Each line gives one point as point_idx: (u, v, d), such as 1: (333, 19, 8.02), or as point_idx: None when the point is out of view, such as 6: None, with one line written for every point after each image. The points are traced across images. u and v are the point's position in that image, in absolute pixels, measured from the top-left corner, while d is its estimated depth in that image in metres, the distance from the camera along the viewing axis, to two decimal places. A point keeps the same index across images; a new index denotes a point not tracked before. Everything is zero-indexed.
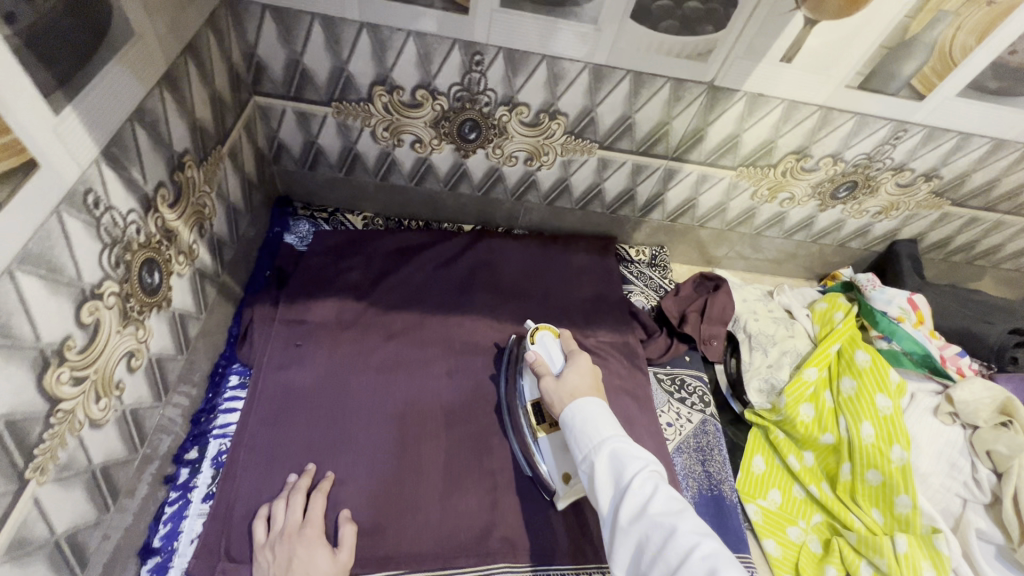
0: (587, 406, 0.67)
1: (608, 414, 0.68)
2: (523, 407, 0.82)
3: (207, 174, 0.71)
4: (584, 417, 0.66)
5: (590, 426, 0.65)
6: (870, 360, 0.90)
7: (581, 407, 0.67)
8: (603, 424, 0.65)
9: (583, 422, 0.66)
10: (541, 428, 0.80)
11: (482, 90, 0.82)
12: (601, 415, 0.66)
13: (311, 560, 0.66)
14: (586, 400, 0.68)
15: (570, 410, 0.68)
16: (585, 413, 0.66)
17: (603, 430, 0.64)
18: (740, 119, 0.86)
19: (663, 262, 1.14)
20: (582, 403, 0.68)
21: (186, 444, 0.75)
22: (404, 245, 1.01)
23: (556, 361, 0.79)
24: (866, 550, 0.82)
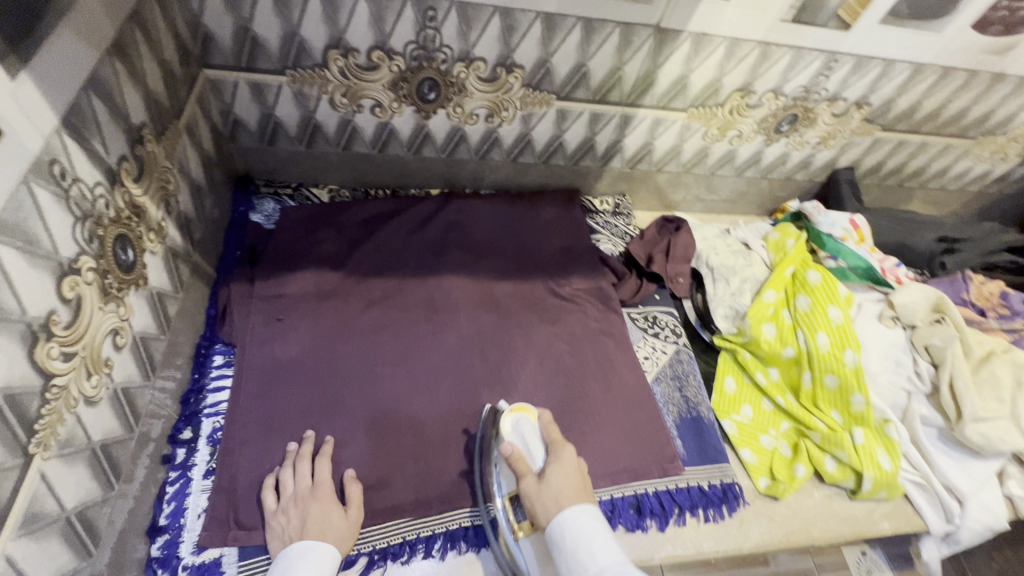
0: (579, 519, 0.63)
1: (603, 533, 0.63)
2: (500, 501, 0.76)
3: (165, 150, 0.69)
4: (576, 538, 0.62)
5: (584, 552, 0.60)
6: (821, 278, 0.98)
7: (574, 521, 0.63)
8: (599, 549, 0.60)
9: (576, 543, 0.61)
10: (520, 528, 0.74)
11: (438, 47, 0.83)
12: (596, 536, 0.62)
13: (325, 517, 0.69)
14: (574, 513, 0.64)
15: (558, 525, 0.64)
16: (577, 533, 0.62)
17: (597, 559, 0.59)
18: (687, 60, 0.90)
19: (627, 210, 1.18)
20: (572, 517, 0.64)
21: (179, 424, 0.75)
22: (373, 213, 1.01)
23: (536, 455, 0.77)
24: (830, 446, 0.91)
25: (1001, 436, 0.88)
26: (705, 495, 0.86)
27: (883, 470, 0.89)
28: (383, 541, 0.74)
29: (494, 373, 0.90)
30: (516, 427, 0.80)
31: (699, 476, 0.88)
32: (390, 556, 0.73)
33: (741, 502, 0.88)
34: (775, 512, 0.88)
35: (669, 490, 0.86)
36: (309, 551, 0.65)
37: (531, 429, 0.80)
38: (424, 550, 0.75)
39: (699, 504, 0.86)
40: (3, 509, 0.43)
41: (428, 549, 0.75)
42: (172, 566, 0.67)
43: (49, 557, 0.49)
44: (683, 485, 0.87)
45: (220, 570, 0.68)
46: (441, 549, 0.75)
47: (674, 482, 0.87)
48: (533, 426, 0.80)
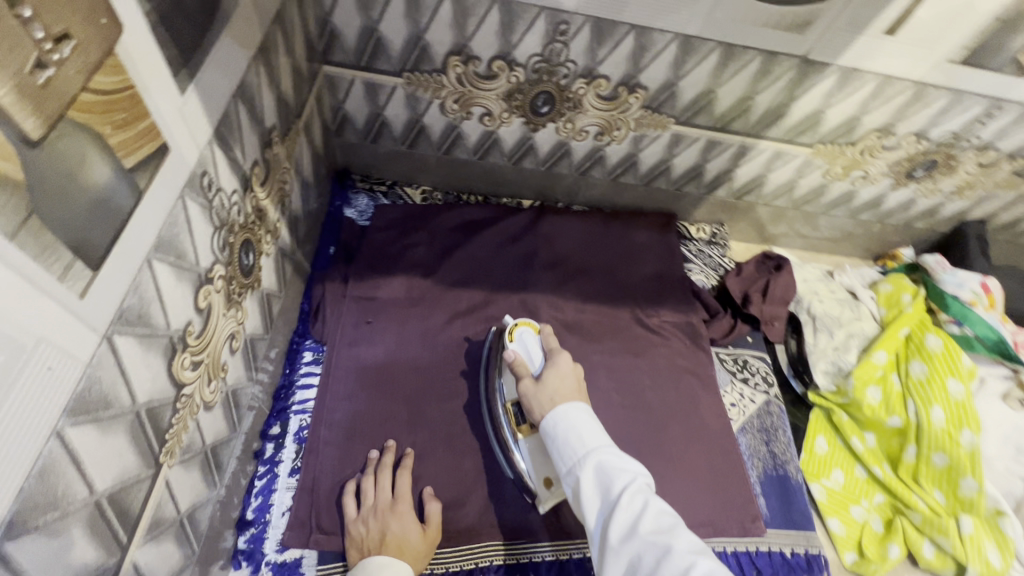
0: (573, 414, 0.63)
1: (594, 420, 0.63)
2: (502, 404, 0.76)
3: (287, 149, 0.69)
4: (569, 429, 0.62)
5: (575, 437, 0.61)
6: (941, 345, 0.90)
7: (566, 417, 0.62)
8: (589, 435, 0.61)
9: (568, 433, 0.61)
10: (520, 430, 0.73)
11: (562, 61, 0.78)
12: (587, 424, 0.62)
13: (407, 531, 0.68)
14: (568, 407, 0.63)
15: (552, 420, 0.63)
16: (570, 422, 0.62)
17: (588, 441, 0.60)
18: (828, 95, 0.82)
19: (723, 240, 1.12)
20: (565, 412, 0.63)
21: (270, 419, 0.77)
22: (464, 221, 0.99)
23: (535, 359, 0.74)
24: (931, 530, 0.84)
25: None
26: (787, 563, 0.81)
27: (992, 567, 0.80)
28: (456, 564, 0.73)
29: None
30: (520, 338, 0.77)
31: (782, 540, 0.83)
32: None
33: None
34: None
35: (749, 552, 0.81)
36: (382, 566, 0.64)
37: (533, 339, 0.77)
38: None
39: (779, 571, 0.81)
40: (136, 517, 0.44)
41: None
42: (257, 561, 0.69)
43: (164, 558, 0.50)
44: (764, 549, 0.82)
45: (300, 571, 0.70)
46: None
47: (754, 543, 0.82)
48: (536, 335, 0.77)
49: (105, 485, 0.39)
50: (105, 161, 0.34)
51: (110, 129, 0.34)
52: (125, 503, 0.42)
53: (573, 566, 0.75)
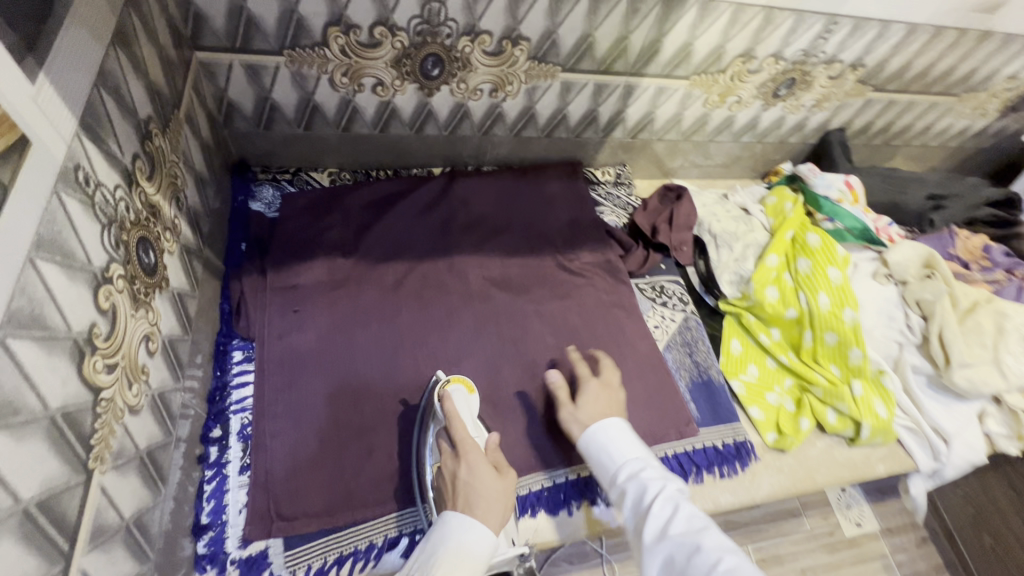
0: (609, 431, 0.77)
1: (631, 438, 0.77)
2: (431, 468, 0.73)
3: (171, 142, 0.66)
4: (602, 446, 0.76)
5: (611, 452, 0.75)
6: (820, 240, 1.03)
7: (600, 432, 0.77)
8: (620, 447, 0.76)
9: (605, 447, 0.76)
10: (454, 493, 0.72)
11: (443, 20, 0.79)
12: (618, 438, 0.76)
13: (478, 476, 0.66)
14: (606, 424, 0.78)
15: (589, 436, 0.78)
16: (603, 437, 0.77)
17: (632, 464, 0.73)
18: (693, 27, 0.89)
19: (627, 180, 1.19)
20: (601, 429, 0.78)
21: (208, 423, 0.75)
22: (378, 197, 0.99)
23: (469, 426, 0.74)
24: (831, 399, 0.97)
25: (984, 379, 0.95)
26: (720, 454, 0.91)
27: (880, 419, 0.95)
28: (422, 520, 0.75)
29: (514, 351, 0.92)
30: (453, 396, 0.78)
31: (714, 436, 0.93)
32: None
33: (752, 457, 0.93)
34: (783, 464, 0.94)
35: (687, 452, 0.91)
36: (459, 529, 0.61)
37: (464, 399, 0.78)
38: None
39: (714, 462, 0.91)
40: (73, 525, 0.43)
41: None
42: (221, 562, 0.68)
43: (117, 564, 0.50)
44: (699, 446, 0.91)
45: (268, 562, 0.69)
46: None
47: (691, 443, 0.91)
48: (471, 398, 0.79)
49: (29, 493, 0.38)
50: None
51: None
52: (59, 510, 0.41)
53: (534, 498, 0.83)
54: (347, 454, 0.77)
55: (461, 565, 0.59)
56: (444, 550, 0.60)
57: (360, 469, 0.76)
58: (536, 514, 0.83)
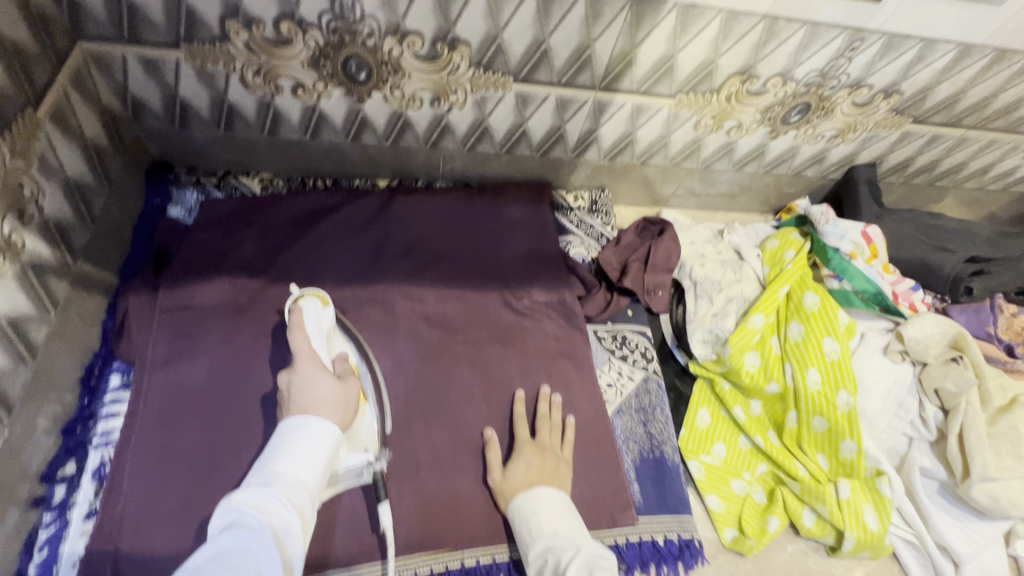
0: (534, 502, 0.70)
1: (560, 506, 0.71)
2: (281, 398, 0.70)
3: (14, 147, 0.58)
4: (523, 516, 0.70)
5: (533, 524, 0.69)
6: (819, 303, 0.84)
7: (524, 503, 0.71)
8: (546, 519, 0.69)
9: (528, 518, 0.69)
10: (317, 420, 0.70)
11: (360, 17, 0.68)
12: (543, 506, 0.70)
13: (310, 383, 0.65)
14: (528, 495, 0.71)
15: (512, 506, 0.72)
16: (528, 508, 0.70)
17: (550, 528, 0.68)
18: (672, 37, 0.73)
19: (606, 207, 1.04)
20: (524, 500, 0.71)
21: (58, 459, 0.68)
22: (307, 211, 0.90)
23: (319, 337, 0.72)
24: (810, 499, 0.80)
25: (1014, 500, 0.76)
26: (659, 550, 0.77)
27: (869, 531, 0.77)
28: None
29: (430, 402, 0.81)
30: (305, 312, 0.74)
31: (654, 528, 0.78)
32: None
33: (700, 560, 0.77)
34: (739, 569, 0.79)
35: (618, 544, 0.76)
36: (298, 427, 0.59)
37: (318, 313, 0.74)
38: None
39: (650, 561, 0.76)
40: None
41: None
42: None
43: None
44: (633, 539, 0.76)
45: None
46: None
47: (624, 535, 0.76)
48: (324, 310, 0.75)
49: None
50: None
51: None
52: None
53: None
54: (208, 510, 0.67)
55: (304, 456, 0.58)
56: (285, 446, 0.58)
57: None
58: None
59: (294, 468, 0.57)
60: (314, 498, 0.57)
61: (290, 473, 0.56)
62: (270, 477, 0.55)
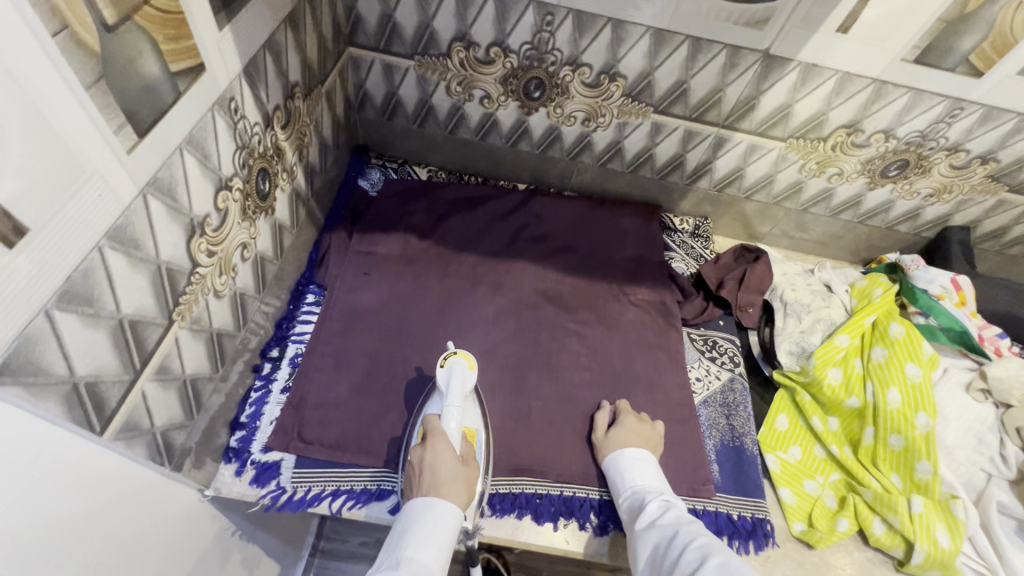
0: (624, 457, 0.80)
1: (645, 460, 0.80)
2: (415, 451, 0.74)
3: (308, 108, 0.83)
4: (613, 466, 0.81)
5: (620, 473, 0.79)
6: (904, 332, 0.93)
7: (614, 457, 0.81)
8: (632, 471, 0.79)
9: (617, 469, 0.80)
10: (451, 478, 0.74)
11: (550, 49, 0.90)
12: (631, 460, 0.80)
13: (439, 457, 0.68)
14: (619, 449, 0.81)
15: (606, 461, 0.82)
16: (618, 461, 0.80)
17: (640, 481, 0.77)
18: (792, 89, 0.90)
19: (706, 233, 1.18)
20: (614, 454, 0.81)
21: (270, 343, 0.87)
22: (463, 196, 1.11)
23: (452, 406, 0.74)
24: (881, 508, 0.85)
25: None
26: (733, 524, 0.84)
27: (939, 546, 0.81)
28: None
29: (544, 361, 0.94)
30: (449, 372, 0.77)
31: (730, 504, 0.86)
32: None
33: (770, 541, 0.84)
34: (805, 559, 0.85)
35: (696, 510, 0.85)
36: (426, 513, 0.64)
37: (460, 378, 0.76)
38: None
39: (724, 530, 0.84)
40: (148, 354, 0.55)
41: None
42: (244, 458, 0.78)
43: (167, 406, 0.62)
44: (711, 508, 0.85)
45: (279, 471, 0.79)
46: None
47: (702, 503, 0.86)
48: (468, 374, 0.77)
49: (128, 309, 0.51)
50: (159, 61, 0.48)
51: (166, 40, 0.48)
52: (142, 336, 0.54)
53: (524, 500, 0.82)
54: (371, 404, 0.84)
55: (432, 545, 0.62)
56: (414, 531, 0.63)
57: (379, 421, 0.83)
58: (521, 517, 0.81)
59: (423, 553, 0.61)
60: None
61: (418, 558, 0.60)
62: (401, 560, 0.60)
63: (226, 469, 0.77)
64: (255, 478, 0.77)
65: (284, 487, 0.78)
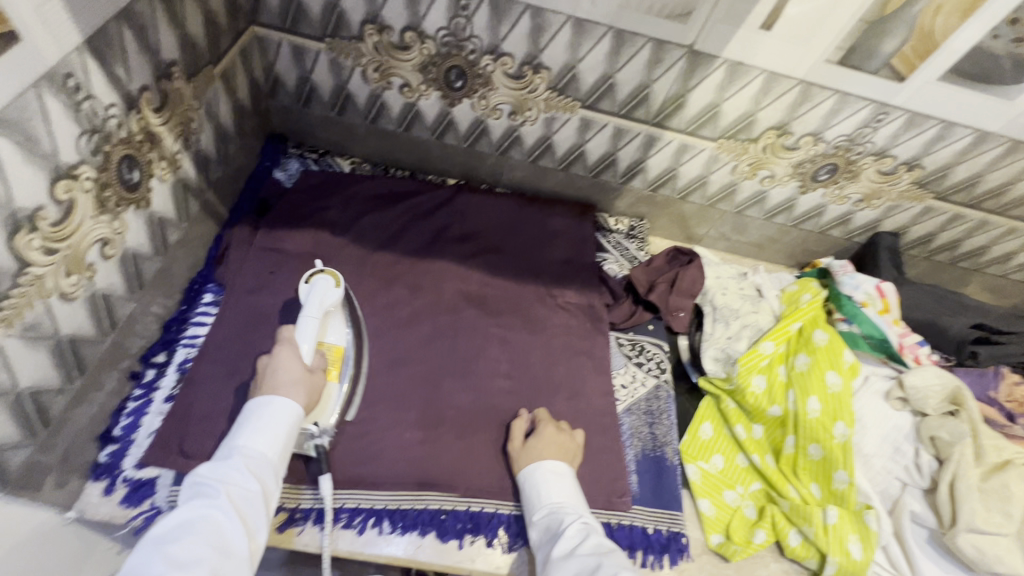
0: (543, 470, 0.76)
1: (563, 474, 0.77)
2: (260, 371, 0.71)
3: (194, 90, 0.75)
4: (530, 481, 0.76)
5: (537, 490, 0.75)
6: (826, 339, 0.92)
7: (532, 472, 0.77)
8: (548, 487, 0.75)
9: (533, 485, 0.76)
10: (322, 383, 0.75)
11: (468, 37, 0.85)
12: (550, 476, 0.76)
13: (283, 361, 0.67)
14: (537, 464, 0.77)
15: (523, 474, 0.78)
16: (534, 477, 0.76)
17: (558, 499, 0.73)
18: (719, 88, 0.87)
19: (642, 234, 1.14)
20: (532, 468, 0.77)
21: (154, 347, 0.79)
22: (385, 191, 1.04)
23: (307, 315, 0.72)
24: (798, 519, 0.84)
25: (1000, 554, 0.78)
26: (647, 538, 0.82)
27: (851, 557, 0.80)
28: (307, 502, 0.76)
29: (461, 367, 0.89)
30: (313, 287, 0.75)
31: (646, 517, 0.84)
32: (309, 518, 0.75)
33: (684, 556, 0.82)
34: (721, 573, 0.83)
35: (610, 524, 0.82)
36: (262, 407, 0.63)
37: (321, 294, 0.75)
38: (345, 519, 0.75)
39: (638, 545, 0.81)
40: None
41: (349, 520, 0.75)
42: (114, 475, 0.70)
43: None
44: (625, 522, 0.82)
45: (155, 489, 0.71)
46: (361, 523, 0.75)
47: (617, 517, 0.82)
48: (332, 290, 0.76)
49: None
50: None
51: None
52: None
53: (427, 517, 0.77)
54: None
55: (266, 436, 0.61)
56: (250, 422, 0.62)
57: None
58: (424, 535, 0.76)
59: (257, 442, 0.60)
60: (272, 480, 0.60)
61: (254, 451, 0.60)
62: (233, 453, 0.59)
63: (91, 488, 0.69)
64: (126, 499, 0.69)
65: (158, 507, 0.69)
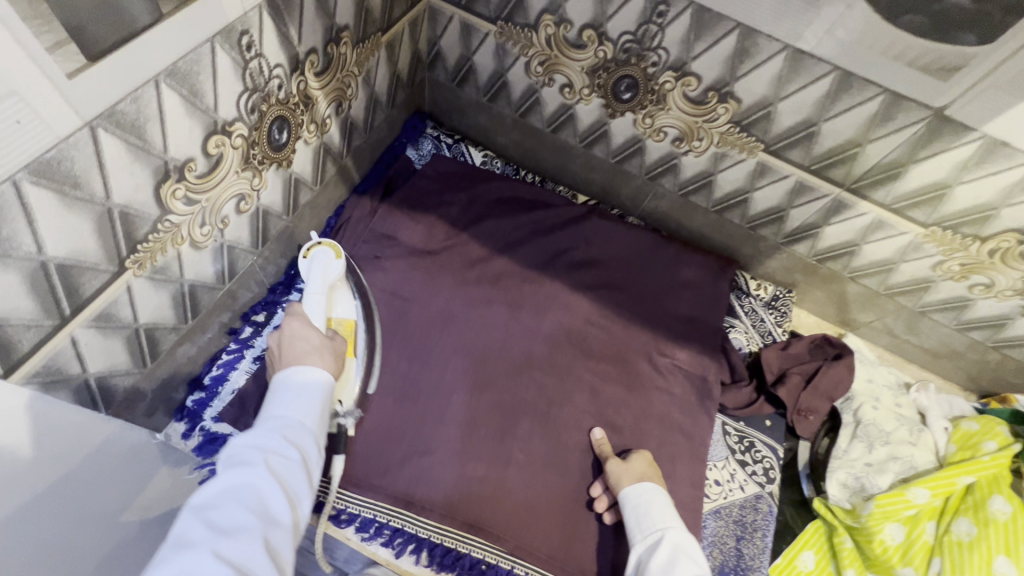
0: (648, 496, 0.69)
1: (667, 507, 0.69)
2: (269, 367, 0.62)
3: (358, 56, 0.73)
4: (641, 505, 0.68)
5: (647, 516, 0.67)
6: (1008, 514, 0.71)
7: (641, 494, 0.69)
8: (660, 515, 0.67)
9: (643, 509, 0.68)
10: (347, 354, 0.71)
11: (654, 46, 0.74)
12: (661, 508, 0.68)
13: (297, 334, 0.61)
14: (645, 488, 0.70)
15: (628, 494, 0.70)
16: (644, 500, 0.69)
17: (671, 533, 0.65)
18: (959, 167, 0.68)
19: (783, 308, 0.97)
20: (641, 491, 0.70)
21: (257, 306, 0.79)
22: (514, 193, 0.98)
23: (314, 283, 0.71)
24: None
25: None
26: None
27: None
28: (357, 508, 0.73)
29: (541, 409, 0.81)
30: (315, 260, 0.73)
31: None
32: (354, 523, 0.72)
33: None
34: None
35: None
36: (296, 376, 0.56)
37: (324, 261, 0.73)
38: (385, 537, 0.72)
39: None
40: (85, 299, 0.50)
41: (388, 539, 0.72)
42: (194, 422, 0.72)
43: (109, 352, 0.57)
44: None
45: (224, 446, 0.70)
46: (400, 546, 0.71)
47: None
48: (335, 261, 0.74)
49: (56, 253, 0.45)
50: None
51: None
52: (75, 281, 0.48)
53: (467, 562, 0.71)
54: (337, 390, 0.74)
55: (303, 403, 0.53)
56: (284, 393, 0.54)
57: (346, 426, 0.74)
58: None
59: (292, 409, 0.52)
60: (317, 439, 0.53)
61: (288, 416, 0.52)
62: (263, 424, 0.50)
63: (175, 427, 0.72)
64: (198, 447, 0.69)
65: None
